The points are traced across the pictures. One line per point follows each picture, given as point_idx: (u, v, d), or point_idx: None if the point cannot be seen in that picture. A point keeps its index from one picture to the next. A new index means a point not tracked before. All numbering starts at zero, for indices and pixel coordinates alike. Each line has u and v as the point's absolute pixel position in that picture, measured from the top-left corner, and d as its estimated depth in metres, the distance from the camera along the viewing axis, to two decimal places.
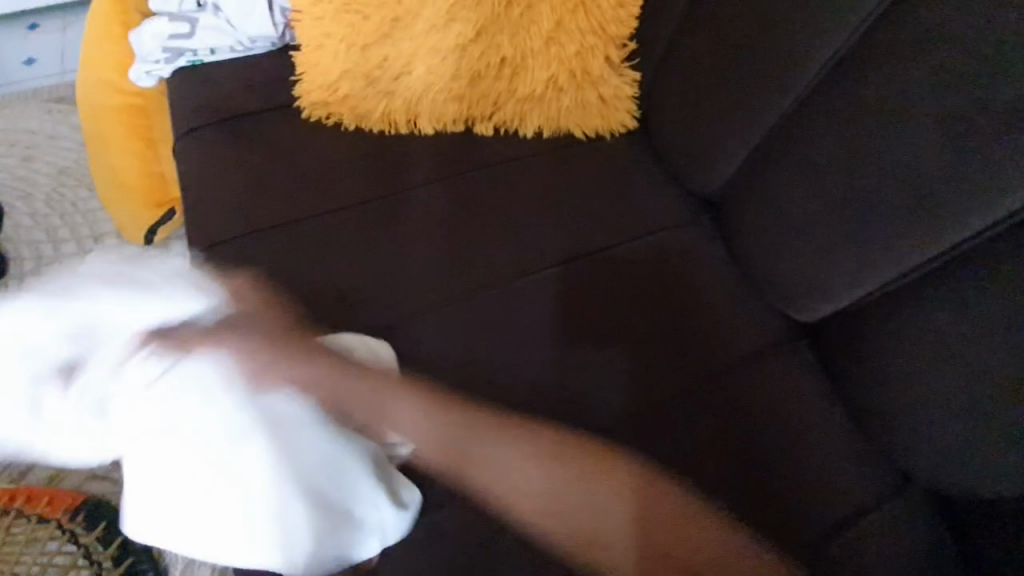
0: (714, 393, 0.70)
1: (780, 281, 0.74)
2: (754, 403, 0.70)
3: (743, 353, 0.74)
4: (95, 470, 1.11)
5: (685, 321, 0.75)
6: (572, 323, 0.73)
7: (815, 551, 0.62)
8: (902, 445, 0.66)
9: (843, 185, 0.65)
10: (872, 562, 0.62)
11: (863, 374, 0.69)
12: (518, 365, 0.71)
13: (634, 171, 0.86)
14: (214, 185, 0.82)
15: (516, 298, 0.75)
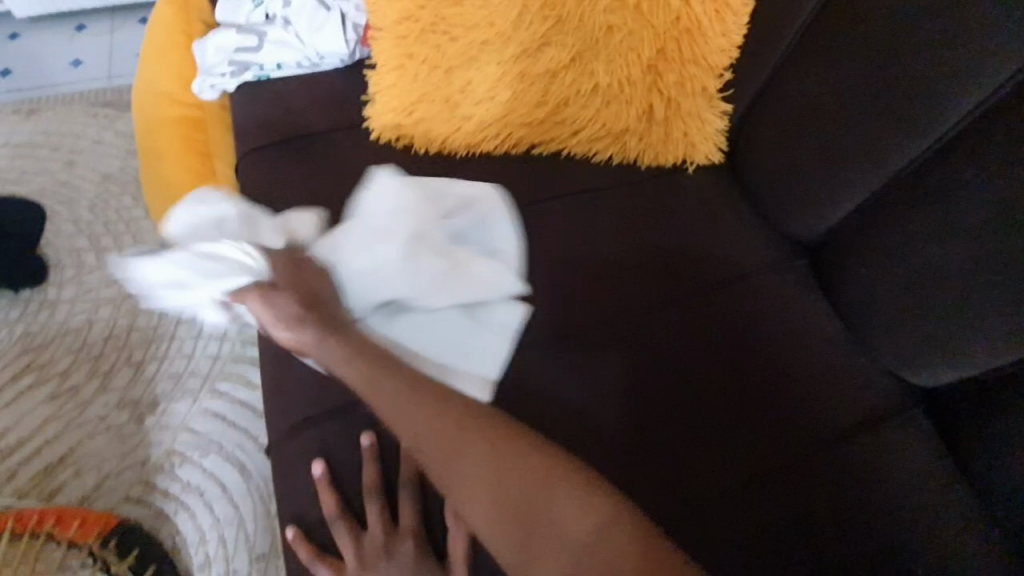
0: (811, 475, 0.63)
1: (898, 349, 0.67)
2: (863, 478, 0.63)
3: (850, 423, 0.66)
4: (127, 493, 1.06)
5: (780, 394, 0.67)
6: (660, 379, 0.67)
7: None
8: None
9: (992, 243, 0.58)
10: None
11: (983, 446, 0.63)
12: (604, 422, 0.64)
13: (720, 211, 0.79)
14: (277, 209, 0.77)
15: (604, 347, 0.69)
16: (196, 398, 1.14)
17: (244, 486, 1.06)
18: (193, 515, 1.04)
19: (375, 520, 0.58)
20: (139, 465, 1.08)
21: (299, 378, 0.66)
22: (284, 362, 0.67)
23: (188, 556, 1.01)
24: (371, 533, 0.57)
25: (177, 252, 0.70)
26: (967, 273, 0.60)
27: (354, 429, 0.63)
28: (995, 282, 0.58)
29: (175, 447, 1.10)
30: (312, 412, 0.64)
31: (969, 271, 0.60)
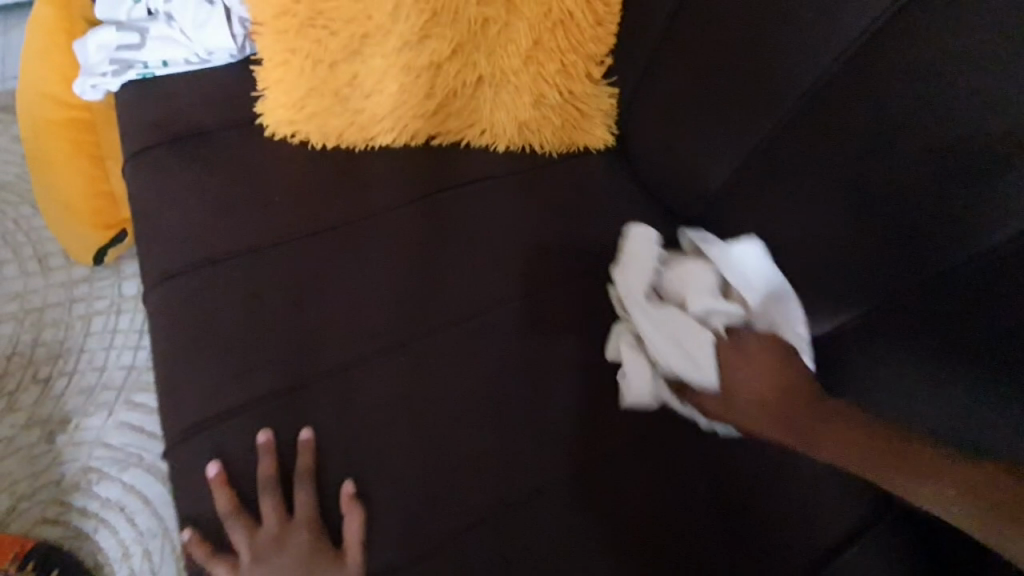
0: (679, 446, 0.67)
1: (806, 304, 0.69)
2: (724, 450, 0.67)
3: None
4: (43, 514, 1.03)
5: None
6: (555, 358, 0.71)
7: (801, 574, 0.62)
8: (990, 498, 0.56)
9: (834, 212, 0.64)
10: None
11: None
12: (501, 403, 0.67)
13: (611, 194, 0.83)
14: (166, 211, 0.76)
15: (500, 331, 0.72)
16: (111, 411, 1.10)
17: (168, 494, 1.04)
18: (116, 531, 1.02)
19: (270, 513, 0.60)
20: (54, 485, 1.05)
21: (196, 381, 0.66)
22: (176, 367, 0.67)
23: (112, 571, 0.99)
24: (266, 526, 0.60)
25: (105, 67, 0.86)
26: (817, 239, 0.66)
27: (254, 429, 0.64)
28: (841, 249, 0.64)
29: (92, 463, 1.06)
30: (209, 415, 0.64)
31: (819, 237, 0.66)
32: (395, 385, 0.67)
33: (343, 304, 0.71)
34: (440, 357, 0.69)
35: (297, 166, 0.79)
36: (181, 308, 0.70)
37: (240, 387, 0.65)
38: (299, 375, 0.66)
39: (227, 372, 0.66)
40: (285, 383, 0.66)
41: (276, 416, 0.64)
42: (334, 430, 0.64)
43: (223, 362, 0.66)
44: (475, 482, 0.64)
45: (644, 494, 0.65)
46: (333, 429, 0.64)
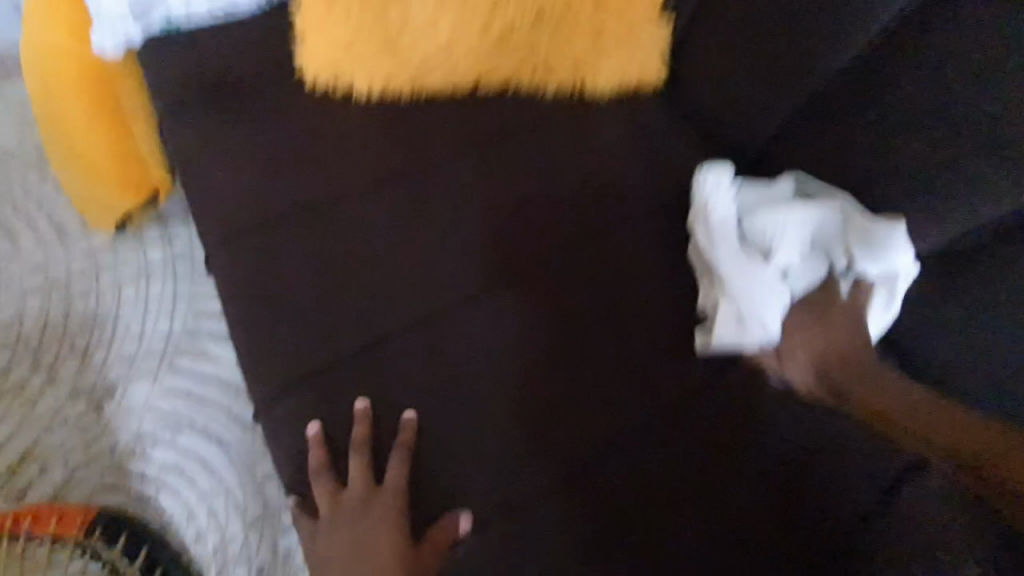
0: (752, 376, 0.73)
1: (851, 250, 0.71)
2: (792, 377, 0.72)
3: None
4: (102, 481, 1.03)
5: None
6: (618, 301, 0.74)
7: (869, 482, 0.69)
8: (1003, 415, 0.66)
9: (911, 150, 0.69)
10: None
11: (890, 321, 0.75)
12: (581, 343, 0.71)
13: (658, 139, 0.84)
14: (221, 171, 0.74)
15: (573, 276, 0.74)
16: (155, 378, 1.09)
17: (225, 455, 1.06)
18: (179, 494, 1.03)
19: (395, 470, 0.64)
20: (109, 454, 1.05)
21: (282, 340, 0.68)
22: (264, 325, 0.69)
23: (180, 531, 1.01)
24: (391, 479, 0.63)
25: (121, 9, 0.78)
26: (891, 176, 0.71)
27: (352, 378, 0.67)
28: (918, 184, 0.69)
29: (144, 431, 1.06)
30: (298, 371, 0.67)
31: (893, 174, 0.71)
32: (482, 330, 0.71)
33: (423, 256, 0.73)
34: (520, 303, 0.72)
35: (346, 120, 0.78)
36: (259, 268, 0.71)
37: (335, 338, 0.68)
38: (388, 324, 0.70)
39: (313, 330, 0.69)
40: (374, 333, 0.69)
41: (365, 368, 0.68)
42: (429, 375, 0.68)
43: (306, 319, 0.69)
44: (566, 417, 0.68)
45: (736, 429, 0.70)
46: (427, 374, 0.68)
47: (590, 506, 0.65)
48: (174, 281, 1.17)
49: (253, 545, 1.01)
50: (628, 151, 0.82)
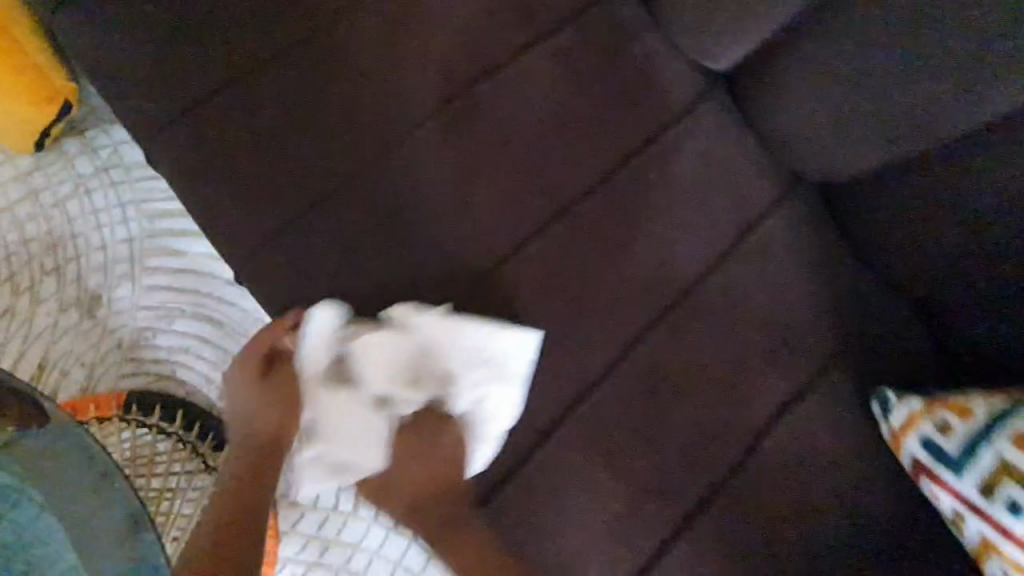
0: (648, 162, 0.85)
1: (709, 13, 0.82)
2: (679, 158, 0.86)
3: (663, 123, 0.86)
4: (121, 371, 1.18)
5: (615, 113, 0.86)
6: (515, 110, 0.83)
7: (742, 232, 0.85)
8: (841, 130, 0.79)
9: None
10: (779, 231, 0.86)
11: (759, 93, 0.85)
12: (498, 161, 0.82)
13: None
14: (134, 68, 0.80)
15: (482, 103, 0.83)
16: (134, 279, 1.20)
17: (220, 327, 1.21)
18: (192, 367, 1.19)
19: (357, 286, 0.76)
20: (117, 348, 1.18)
21: (225, 198, 0.76)
22: (214, 197, 0.77)
23: (205, 395, 1.19)
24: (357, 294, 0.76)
25: None
26: None
27: (306, 227, 0.76)
28: None
29: (141, 324, 1.19)
30: (258, 230, 0.76)
31: None
32: (410, 165, 0.79)
33: (341, 109, 0.79)
34: (439, 135, 0.81)
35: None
36: (194, 148, 0.78)
37: (277, 195, 0.76)
38: (324, 173, 0.77)
39: (249, 182, 0.77)
40: (314, 184, 0.77)
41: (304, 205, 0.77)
42: (370, 210, 0.77)
43: (241, 175, 0.77)
44: (497, 225, 0.80)
45: (630, 206, 0.83)
46: (370, 211, 0.77)
47: (529, 291, 0.79)
48: (114, 186, 1.23)
49: None
50: None
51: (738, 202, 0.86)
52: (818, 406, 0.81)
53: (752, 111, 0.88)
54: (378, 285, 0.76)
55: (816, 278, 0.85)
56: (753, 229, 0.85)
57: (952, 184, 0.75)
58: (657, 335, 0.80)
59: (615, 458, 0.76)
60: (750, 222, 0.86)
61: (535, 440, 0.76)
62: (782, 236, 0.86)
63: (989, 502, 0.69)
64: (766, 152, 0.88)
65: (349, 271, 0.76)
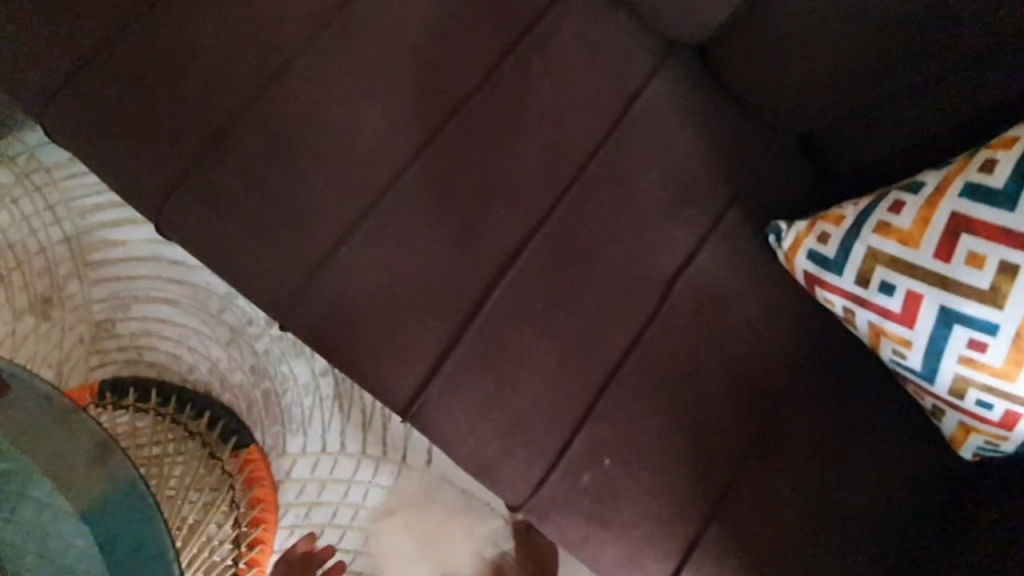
0: (527, 50, 0.89)
1: None
2: (556, 42, 0.90)
3: (535, 10, 0.90)
4: (88, 365, 1.22)
5: (488, 11, 0.89)
6: (390, 22, 0.86)
7: (627, 100, 0.90)
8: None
9: None
10: (660, 93, 0.91)
11: None
12: (383, 74, 0.85)
13: None
14: (12, 52, 0.82)
15: (356, 22, 0.86)
16: (81, 276, 1.23)
17: (176, 306, 1.25)
18: (156, 348, 1.24)
19: (273, 213, 0.81)
20: (80, 343, 1.22)
21: (132, 156, 0.81)
22: (119, 157, 0.81)
23: (175, 372, 1.24)
24: (276, 220, 0.81)
25: None
26: None
27: (213, 169, 0.81)
28: None
29: (97, 317, 1.23)
30: (168, 180, 0.81)
31: None
32: (299, 93, 0.83)
33: (224, 54, 0.83)
34: (321, 60, 0.84)
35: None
36: (90, 116, 0.81)
37: (181, 145, 0.81)
38: (220, 115, 0.82)
39: (151, 137, 0.81)
40: (210, 127, 0.82)
41: (207, 147, 0.81)
42: (271, 142, 0.82)
43: (142, 131, 0.81)
44: (394, 134, 0.84)
45: (518, 95, 0.88)
46: (272, 143, 0.82)
47: (434, 189, 0.84)
48: (38, 191, 1.24)
49: (238, 355, 1.26)
50: None
51: (617, 74, 0.91)
52: (720, 244, 0.88)
53: None
54: (295, 209, 0.81)
55: (701, 132, 0.91)
56: (637, 97, 0.91)
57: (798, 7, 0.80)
58: (563, 209, 0.86)
59: (541, 324, 0.84)
60: (633, 89, 0.91)
61: (465, 322, 0.83)
62: (663, 96, 0.91)
63: (868, 289, 0.76)
64: (638, 25, 0.93)
65: (267, 199, 0.81)
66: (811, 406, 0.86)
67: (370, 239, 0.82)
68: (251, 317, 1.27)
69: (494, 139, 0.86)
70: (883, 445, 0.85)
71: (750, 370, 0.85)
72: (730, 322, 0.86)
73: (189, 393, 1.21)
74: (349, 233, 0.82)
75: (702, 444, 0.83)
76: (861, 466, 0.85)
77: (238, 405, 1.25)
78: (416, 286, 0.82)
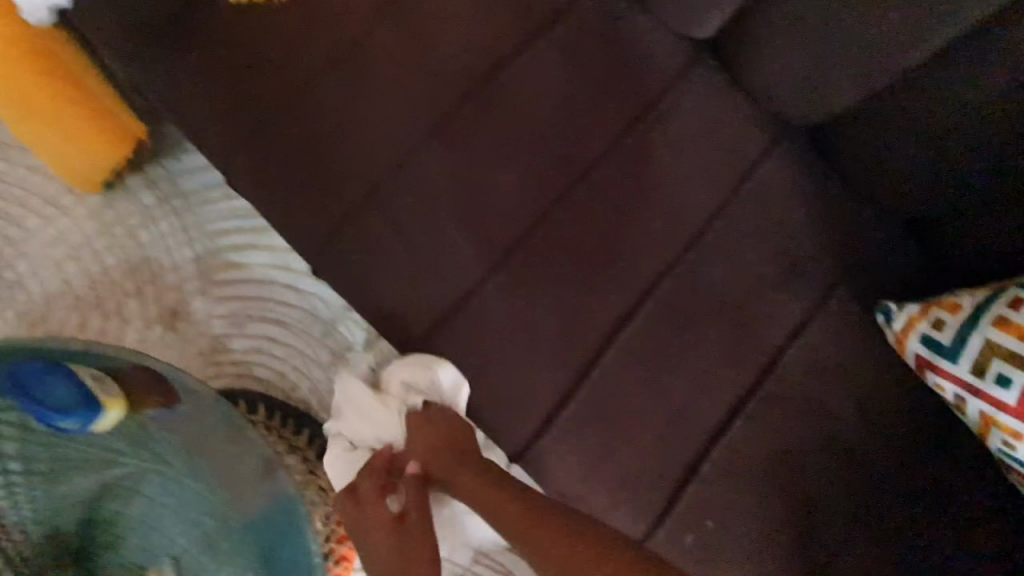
0: (650, 126, 0.96)
1: None
2: (677, 120, 0.97)
3: (659, 91, 0.98)
4: (204, 375, 1.33)
5: (617, 90, 0.97)
6: (527, 95, 0.95)
7: (741, 178, 0.96)
8: (819, 71, 0.90)
9: None
10: (773, 172, 0.97)
11: (740, 54, 0.96)
12: (517, 142, 0.94)
13: None
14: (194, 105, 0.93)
15: (498, 96, 0.94)
16: (206, 293, 1.36)
17: (286, 327, 1.36)
18: (265, 364, 1.34)
19: (414, 263, 0.89)
20: (199, 355, 1.33)
21: (294, 202, 0.90)
22: (284, 203, 0.91)
23: (280, 388, 1.34)
24: (417, 270, 0.89)
25: None
26: None
27: (366, 220, 0.90)
28: None
29: (216, 331, 1.34)
30: (325, 227, 0.90)
31: None
32: (444, 157, 0.92)
33: (381, 118, 0.92)
34: (467, 126, 0.93)
35: (267, 11, 0.92)
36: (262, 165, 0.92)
37: (338, 196, 0.90)
38: (373, 172, 0.91)
39: (311, 188, 0.90)
40: (366, 183, 0.91)
41: (362, 199, 0.91)
42: (419, 199, 0.91)
43: (304, 182, 0.91)
44: (526, 197, 0.92)
45: (640, 167, 0.95)
46: (419, 199, 0.91)
47: (560, 249, 0.91)
48: (177, 213, 1.38)
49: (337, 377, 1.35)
50: None
51: (733, 153, 0.97)
52: (826, 320, 0.92)
53: (735, 72, 0.99)
54: (435, 258, 0.90)
55: (812, 209, 0.95)
56: (750, 175, 0.96)
57: (916, 110, 0.86)
58: (675, 277, 0.92)
59: (652, 383, 0.88)
60: (748, 168, 0.97)
61: (581, 376, 0.88)
62: (776, 176, 0.96)
63: (983, 380, 0.78)
64: (754, 106, 0.99)
65: (410, 250, 0.90)
66: (912, 487, 0.87)
67: (500, 292, 0.89)
68: (350, 342, 1.36)
69: (616, 207, 0.93)
70: (986, 534, 0.86)
71: (851, 444, 0.88)
72: (833, 395, 0.89)
73: (292, 410, 1.30)
74: (481, 285, 0.90)
75: (802, 513, 0.86)
76: (960, 552, 0.85)
77: None
78: (539, 339, 0.88)
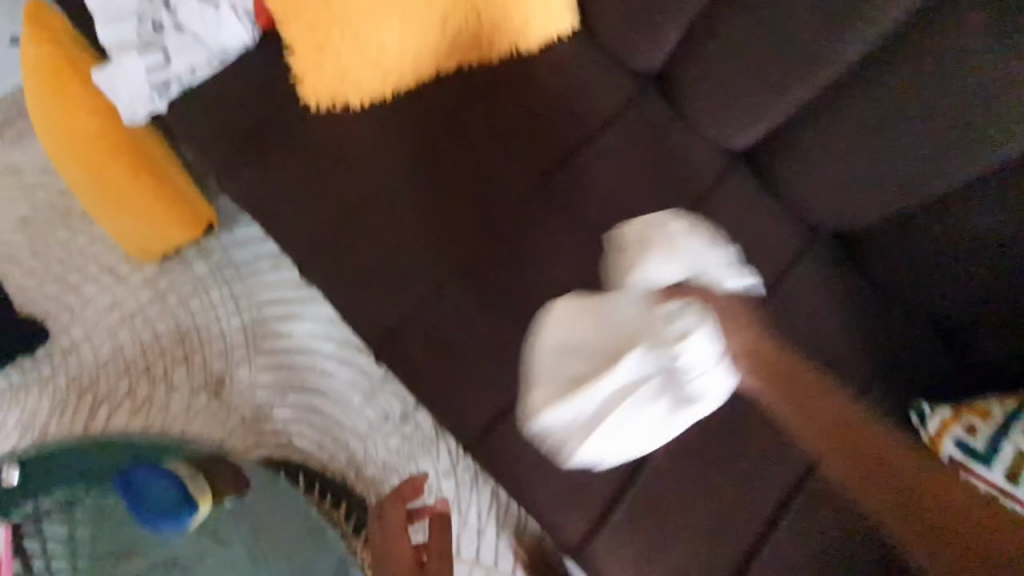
0: None
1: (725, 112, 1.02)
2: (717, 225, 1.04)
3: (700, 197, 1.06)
4: (246, 444, 1.36)
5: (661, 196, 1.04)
6: (579, 199, 1.02)
7: (777, 279, 1.03)
8: (849, 190, 0.97)
9: (775, 38, 0.91)
10: (806, 274, 1.04)
11: (774, 166, 1.04)
12: (570, 243, 1.00)
13: (579, 73, 1.08)
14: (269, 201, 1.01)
15: (552, 200, 1.02)
16: (251, 362, 1.40)
17: (326, 397, 1.40)
18: (305, 434, 1.38)
19: (474, 356, 0.95)
20: (241, 423, 1.37)
21: (362, 295, 0.97)
22: (353, 295, 0.97)
23: (318, 458, 1.37)
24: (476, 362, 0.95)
25: (130, 71, 0.98)
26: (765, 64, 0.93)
27: (429, 314, 0.96)
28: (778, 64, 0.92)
29: (259, 400, 1.38)
30: (390, 319, 0.96)
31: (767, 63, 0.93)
32: (503, 255, 0.99)
33: (445, 218, 1.00)
34: (524, 227, 1.00)
35: (344, 121, 1.01)
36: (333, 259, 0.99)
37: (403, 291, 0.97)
38: (437, 269, 0.98)
39: (378, 283, 0.97)
40: (429, 280, 0.97)
41: (426, 294, 0.97)
42: (479, 295, 0.97)
43: (372, 276, 0.97)
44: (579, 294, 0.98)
45: None
46: (479, 294, 0.97)
47: None
48: (228, 284, 1.45)
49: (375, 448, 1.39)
50: (560, 95, 1.06)
51: (769, 255, 1.04)
52: None
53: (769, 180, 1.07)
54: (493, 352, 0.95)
55: (846, 312, 1.01)
56: (785, 277, 1.03)
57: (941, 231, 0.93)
58: None
59: (697, 476, 0.93)
60: (783, 270, 1.04)
61: (629, 469, 0.92)
62: (809, 277, 1.04)
63: (1015, 489, 0.83)
64: (787, 211, 1.07)
65: (469, 343, 0.95)
66: None
67: None
68: (388, 413, 1.40)
69: None
70: None
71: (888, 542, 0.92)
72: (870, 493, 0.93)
73: (329, 481, 1.32)
74: None
75: None
76: None
77: (367, 497, 1.35)
78: None
